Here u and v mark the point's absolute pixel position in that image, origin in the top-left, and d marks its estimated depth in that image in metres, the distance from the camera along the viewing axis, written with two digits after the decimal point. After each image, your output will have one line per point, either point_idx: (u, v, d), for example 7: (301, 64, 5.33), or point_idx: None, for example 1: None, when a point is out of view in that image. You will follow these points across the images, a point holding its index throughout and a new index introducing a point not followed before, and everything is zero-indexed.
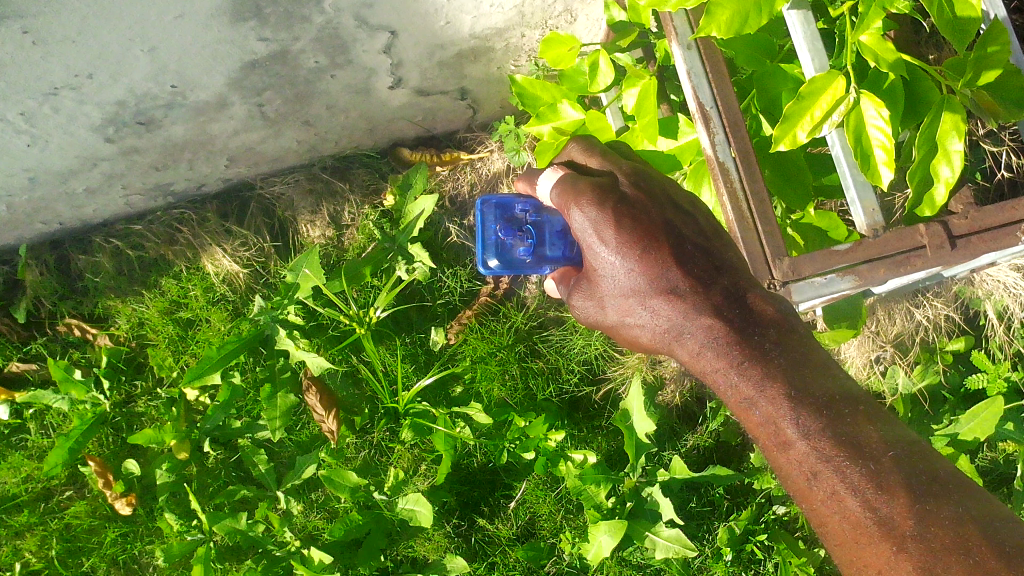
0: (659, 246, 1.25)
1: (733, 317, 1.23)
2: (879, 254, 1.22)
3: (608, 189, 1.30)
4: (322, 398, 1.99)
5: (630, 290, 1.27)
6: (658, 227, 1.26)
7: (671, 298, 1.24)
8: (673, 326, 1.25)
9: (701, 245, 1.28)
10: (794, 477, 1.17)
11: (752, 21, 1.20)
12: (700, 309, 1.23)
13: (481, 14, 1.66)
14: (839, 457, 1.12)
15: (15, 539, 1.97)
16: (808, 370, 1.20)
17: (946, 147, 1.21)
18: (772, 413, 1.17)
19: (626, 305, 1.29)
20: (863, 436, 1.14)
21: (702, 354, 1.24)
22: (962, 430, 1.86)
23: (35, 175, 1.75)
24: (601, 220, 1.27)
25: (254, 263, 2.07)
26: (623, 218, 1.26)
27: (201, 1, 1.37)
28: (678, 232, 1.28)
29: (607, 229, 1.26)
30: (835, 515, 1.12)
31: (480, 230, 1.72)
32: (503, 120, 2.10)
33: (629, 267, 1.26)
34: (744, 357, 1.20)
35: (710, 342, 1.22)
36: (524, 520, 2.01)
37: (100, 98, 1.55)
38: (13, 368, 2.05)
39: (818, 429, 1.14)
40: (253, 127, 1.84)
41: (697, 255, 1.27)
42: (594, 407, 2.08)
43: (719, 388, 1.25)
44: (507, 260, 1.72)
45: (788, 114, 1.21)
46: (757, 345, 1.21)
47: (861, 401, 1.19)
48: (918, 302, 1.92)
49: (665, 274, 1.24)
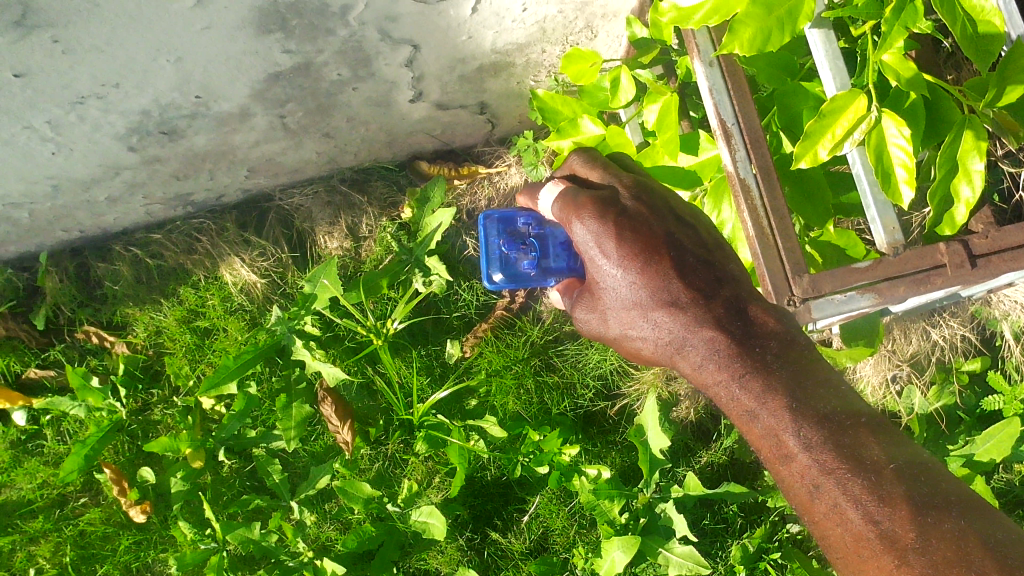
0: (659, 258, 1.22)
1: (734, 330, 1.20)
2: (900, 272, 1.23)
3: (609, 202, 1.27)
4: (337, 409, 1.99)
5: (632, 302, 1.24)
6: (658, 239, 1.23)
7: (672, 311, 1.20)
8: (675, 338, 1.22)
9: (703, 256, 1.24)
10: (796, 490, 1.13)
11: (775, 39, 1.21)
12: (701, 320, 1.20)
13: (503, 29, 1.67)
14: (840, 470, 1.09)
15: (29, 545, 1.98)
16: (810, 383, 1.16)
17: (967, 167, 1.21)
18: (773, 425, 1.14)
19: (628, 318, 1.26)
20: (864, 447, 1.10)
21: (703, 367, 1.21)
22: (977, 451, 1.85)
23: (58, 183, 1.77)
24: (601, 231, 1.24)
25: (271, 273, 2.08)
26: (624, 230, 1.24)
27: (229, 13, 1.39)
28: (679, 243, 1.24)
29: (607, 241, 1.24)
30: (837, 528, 1.09)
31: (484, 245, 1.84)
32: (522, 134, 2.11)
33: (630, 279, 1.23)
34: (745, 370, 1.17)
35: (711, 355, 1.19)
36: (537, 535, 2.01)
37: (125, 107, 1.57)
38: (31, 374, 2.05)
39: (819, 441, 1.10)
40: (274, 138, 1.85)
41: (698, 267, 1.23)
42: (609, 422, 2.08)
43: (722, 401, 1.22)
44: (512, 273, 1.82)
45: (808, 133, 1.22)
46: (758, 357, 1.18)
47: (863, 413, 1.15)
48: (935, 322, 1.92)
49: (665, 285, 1.21)
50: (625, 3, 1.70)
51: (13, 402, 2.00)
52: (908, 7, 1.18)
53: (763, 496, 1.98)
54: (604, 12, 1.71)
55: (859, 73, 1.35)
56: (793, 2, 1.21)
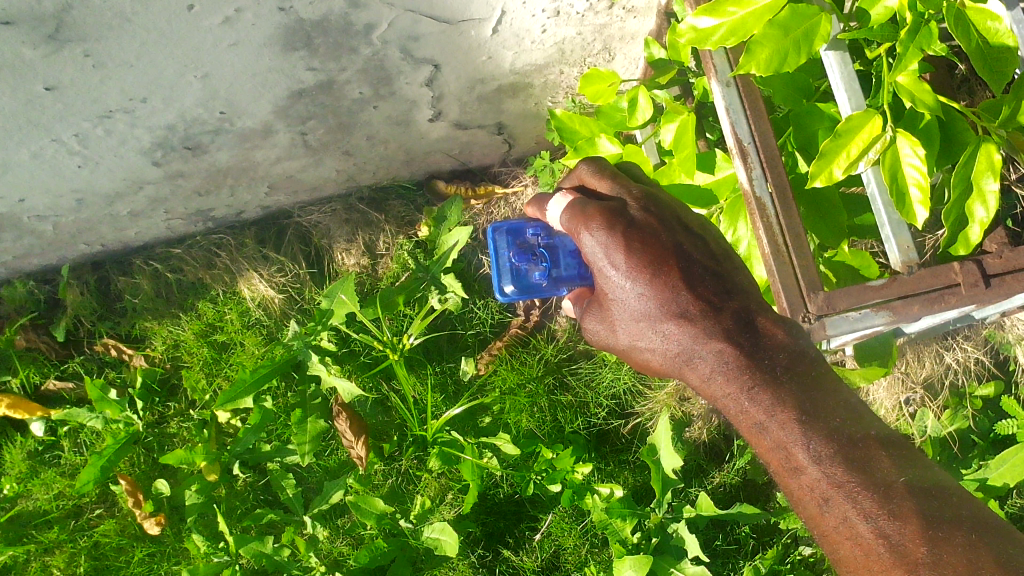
0: (669, 270, 1.21)
1: (744, 342, 1.19)
2: (914, 291, 1.25)
3: (618, 212, 1.25)
4: (351, 424, 2.00)
5: (641, 314, 1.23)
6: (668, 251, 1.22)
7: (681, 322, 1.20)
8: (684, 350, 1.21)
9: (712, 269, 1.24)
10: (806, 503, 1.14)
11: (791, 60, 1.24)
12: (711, 333, 1.19)
13: (522, 49, 1.70)
14: (850, 484, 1.10)
15: (44, 556, 1.98)
16: (819, 396, 1.17)
17: (981, 187, 1.23)
18: (783, 438, 1.15)
19: (637, 329, 1.25)
20: (873, 462, 1.12)
21: (712, 379, 1.21)
22: (991, 475, 1.85)
23: (83, 196, 1.80)
24: (611, 242, 1.22)
25: (289, 289, 2.10)
26: (633, 241, 1.22)
27: (256, 30, 1.42)
28: (688, 255, 1.23)
29: (616, 252, 1.22)
30: (847, 542, 1.10)
31: (495, 257, 1.86)
32: (538, 155, 2.14)
33: (640, 291, 1.21)
34: (756, 382, 1.17)
35: (721, 367, 1.19)
36: (549, 553, 2.01)
37: (151, 122, 1.60)
38: (49, 386, 2.08)
39: (830, 454, 1.12)
40: (295, 155, 1.88)
41: (707, 278, 1.23)
42: (622, 441, 2.08)
43: (730, 413, 1.22)
44: (524, 285, 1.85)
45: (824, 152, 1.24)
46: (767, 370, 1.18)
47: (871, 426, 1.17)
48: (948, 345, 1.93)
49: (675, 298, 1.20)
50: (642, 25, 1.73)
51: (32, 412, 2.03)
52: (924, 30, 1.21)
53: (778, 519, 1.98)
54: (622, 35, 1.74)
55: (874, 94, 1.36)
56: (809, 24, 1.24)
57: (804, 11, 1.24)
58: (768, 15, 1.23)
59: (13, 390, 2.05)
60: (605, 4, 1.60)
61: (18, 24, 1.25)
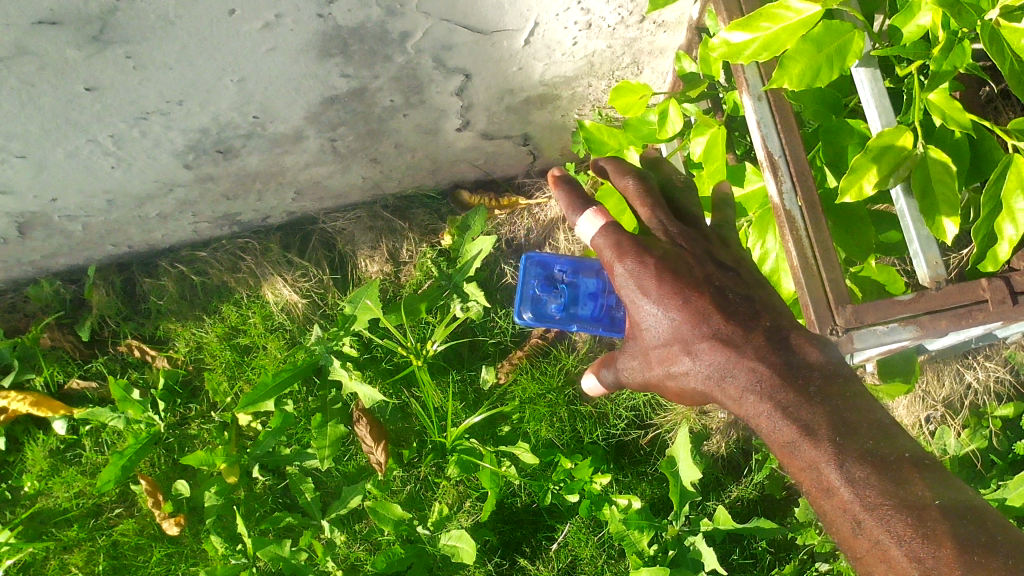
0: (700, 295, 1.16)
1: (776, 363, 1.13)
2: (942, 307, 1.27)
3: (647, 240, 1.21)
4: (372, 429, 2.01)
5: (672, 342, 1.18)
6: (698, 278, 1.18)
7: (714, 347, 1.14)
8: (716, 376, 1.16)
9: (743, 293, 1.19)
10: (839, 527, 1.06)
11: (824, 76, 1.26)
12: (743, 356, 1.13)
13: (553, 61, 1.72)
14: (884, 507, 1.01)
15: (63, 553, 1.99)
16: (855, 418, 1.09)
17: (1011, 205, 1.22)
18: (815, 460, 1.07)
19: (669, 357, 1.19)
20: (907, 485, 1.03)
21: (744, 401, 1.14)
22: (1010, 496, 1.82)
23: (114, 197, 1.82)
24: (642, 271, 1.17)
25: (313, 294, 2.10)
26: (663, 269, 1.17)
27: (294, 36, 1.44)
28: (717, 283, 1.18)
29: (647, 281, 1.17)
30: (882, 568, 1.01)
31: (521, 282, 1.91)
32: (563, 167, 2.15)
33: (672, 318, 1.16)
34: (788, 399, 1.10)
35: (754, 389, 1.12)
36: (566, 563, 2.00)
37: (185, 125, 1.62)
38: (74, 385, 2.09)
39: (867, 479, 1.03)
40: (323, 161, 1.90)
41: (737, 303, 1.18)
42: (640, 453, 2.08)
43: (765, 438, 1.14)
44: (538, 312, 1.88)
45: (854, 167, 1.25)
46: (800, 390, 1.11)
47: (910, 449, 1.07)
48: (969, 364, 1.93)
49: (706, 323, 1.15)
50: (672, 40, 1.74)
51: (54, 411, 2.05)
52: (957, 47, 1.22)
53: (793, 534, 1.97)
54: (651, 49, 1.75)
55: (905, 111, 1.37)
56: (842, 41, 1.26)
57: (838, 28, 1.25)
58: (801, 31, 1.24)
59: (37, 389, 2.07)
60: (636, 18, 1.62)
61: (63, 24, 1.28)
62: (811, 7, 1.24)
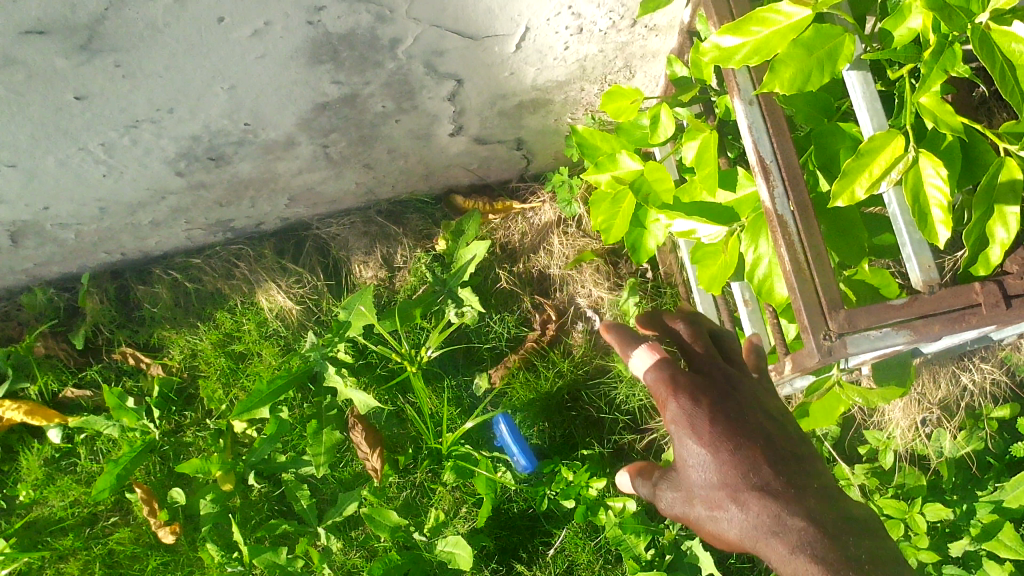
0: (752, 448, 1.06)
1: (833, 531, 1.01)
2: (936, 311, 1.26)
3: (700, 384, 1.13)
4: (367, 436, 2.00)
5: (720, 488, 1.05)
6: (750, 427, 1.08)
7: (766, 501, 1.02)
8: (765, 535, 1.01)
9: (790, 449, 1.09)
10: None
11: (815, 80, 1.24)
12: (795, 513, 1.01)
13: (544, 66, 1.71)
14: None
15: (58, 563, 1.99)
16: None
17: (1003, 209, 1.23)
18: None
19: (715, 502, 1.06)
20: None
21: (796, 565, 0.99)
22: (1006, 497, 1.83)
23: (106, 205, 1.82)
24: (688, 416, 1.10)
25: (307, 300, 2.10)
26: (714, 414, 1.09)
27: (284, 43, 1.43)
28: (769, 435, 1.09)
29: (691, 427, 1.09)
30: None
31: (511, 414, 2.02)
32: (557, 171, 2.15)
33: (721, 466, 1.05)
34: (838, 567, 0.98)
35: (807, 547, 0.99)
36: (562, 569, 1.99)
37: (176, 132, 1.61)
38: (68, 393, 2.09)
39: None
40: (316, 168, 1.90)
41: (788, 458, 1.07)
42: (636, 458, 2.05)
43: None
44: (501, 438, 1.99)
45: (846, 171, 1.26)
46: (853, 560, 0.99)
47: None
48: (965, 366, 1.91)
49: (755, 473, 1.04)
50: (664, 44, 1.74)
51: (49, 419, 2.04)
52: (948, 51, 1.22)
53: None
54: (643, 52, 1.75)
55: (897, 114, 1.36)
56: (834, 44, 1.25)
57: (828, 32, 1.25)
58: (791, 35, 1.25)
59: (31, 397, 2.06)
60: (627, 22, 1.61)
61: (51, 33, 1.28)
62: (801, 12, 1.26)
